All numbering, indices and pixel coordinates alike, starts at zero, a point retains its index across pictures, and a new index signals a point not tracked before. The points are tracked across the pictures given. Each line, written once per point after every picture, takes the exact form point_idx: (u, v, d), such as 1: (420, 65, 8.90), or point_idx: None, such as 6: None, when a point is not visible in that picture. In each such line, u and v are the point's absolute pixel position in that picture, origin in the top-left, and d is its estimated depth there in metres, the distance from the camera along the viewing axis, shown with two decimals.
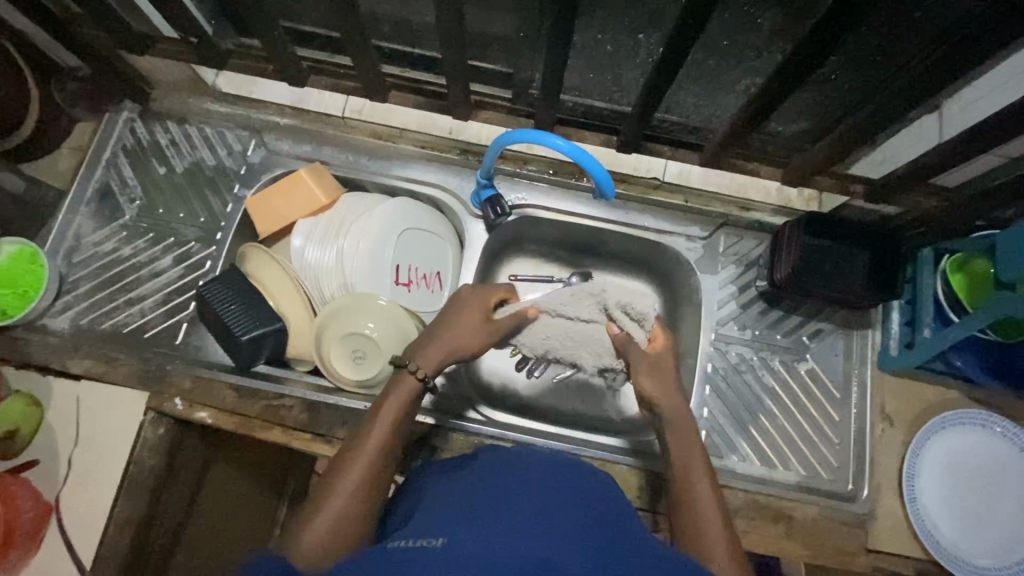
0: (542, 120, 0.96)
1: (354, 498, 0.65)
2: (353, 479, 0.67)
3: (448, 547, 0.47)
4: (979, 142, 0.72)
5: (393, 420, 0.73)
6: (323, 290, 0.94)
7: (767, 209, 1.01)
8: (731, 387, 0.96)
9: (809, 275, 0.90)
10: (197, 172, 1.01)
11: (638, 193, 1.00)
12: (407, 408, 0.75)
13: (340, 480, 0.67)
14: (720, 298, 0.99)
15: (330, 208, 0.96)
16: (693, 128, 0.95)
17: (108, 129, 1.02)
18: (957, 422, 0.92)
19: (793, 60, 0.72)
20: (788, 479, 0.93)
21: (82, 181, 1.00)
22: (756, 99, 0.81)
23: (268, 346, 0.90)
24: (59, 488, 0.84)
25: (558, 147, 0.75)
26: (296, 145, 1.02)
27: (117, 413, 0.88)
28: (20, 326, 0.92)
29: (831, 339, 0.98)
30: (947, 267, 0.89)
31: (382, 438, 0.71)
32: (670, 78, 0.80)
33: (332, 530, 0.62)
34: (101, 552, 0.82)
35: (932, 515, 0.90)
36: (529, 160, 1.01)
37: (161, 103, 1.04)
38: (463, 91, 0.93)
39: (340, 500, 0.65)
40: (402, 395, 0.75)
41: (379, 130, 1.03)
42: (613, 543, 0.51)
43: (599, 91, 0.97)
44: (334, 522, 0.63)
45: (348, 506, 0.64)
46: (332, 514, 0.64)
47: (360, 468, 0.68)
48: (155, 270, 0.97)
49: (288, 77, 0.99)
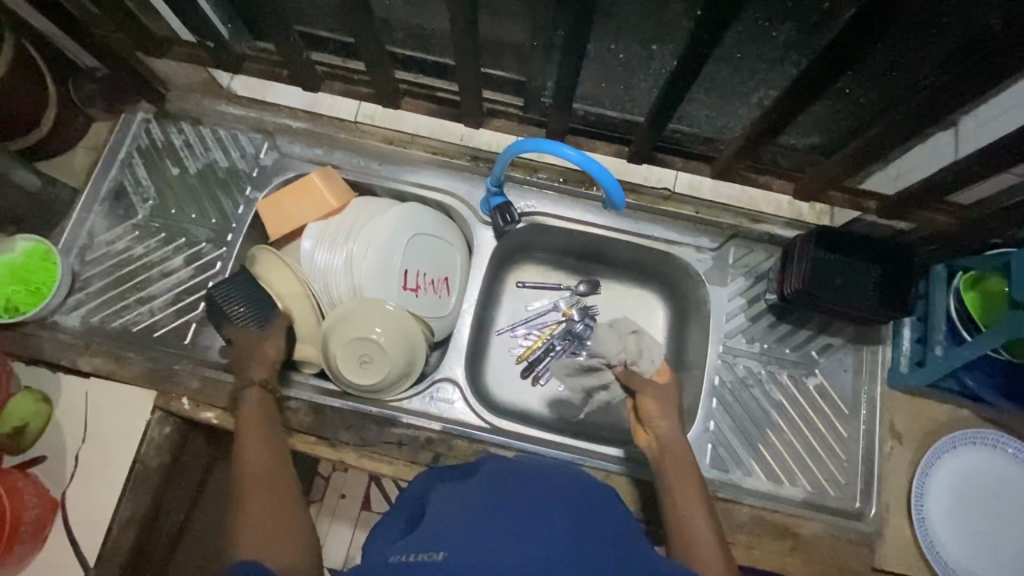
0: (553, 129, 0.96)
1: (269, 503, 0.72)
2: (256, 489, 0.73)
3: (449, 561, 0.48)
4: (995, 160, 0.72)
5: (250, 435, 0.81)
6: (330, 292, 0.94)
7: (779, 222, 1.00)
8: (738, 400, 0.95)
9: (819, 289, 0.89)
10: (210, 173, 1.02)
11: (647, 203, 1.00)
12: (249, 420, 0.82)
13: (250, 493, 0.73)
14: (728, 310, 0.98)
15: (341, 212, 0.96)
16: (704, 139, 0.98)
17: (124, 129, 1.03)
18: (968, 441, 0.91)
19: (808, 74, 0.72)
20: (794, 495, 0.92)
21: (97, 180, 1.01)
22: (770, 112, 0.80)
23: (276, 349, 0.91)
24: (65, 485, 0.85)
25: (568, 157, 0.75)
26: (308, 149, 1.03)
27: (125, 411, 0.89)
28: (33, 322, 0.93)
29: (841, 354, 0.97)
30: (960, 284, 0.88)
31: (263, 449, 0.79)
32: (683, 92, 0.80)
33: (261, 535, 0.68)
34: (106, 549, 0.83)
35: (942, 535, 0.89)
36: (540, 168, 1.01)
37: (177, 104, 1.05)
38: (475, 99, 0.93)
39: (257, 508, 0.71)
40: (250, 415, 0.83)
41: (390, 135, 1.04)
42: (614, 559, 0.50)
43: (611, 100, 0.97)
44: (259, 528, 0.69)
45: (265, 509, 0.71)
46: (258, 524, 0.69)
47: (258, 480, 0.75)
48: (166, 270, 0.98)
49: (302, 81, 1.00)
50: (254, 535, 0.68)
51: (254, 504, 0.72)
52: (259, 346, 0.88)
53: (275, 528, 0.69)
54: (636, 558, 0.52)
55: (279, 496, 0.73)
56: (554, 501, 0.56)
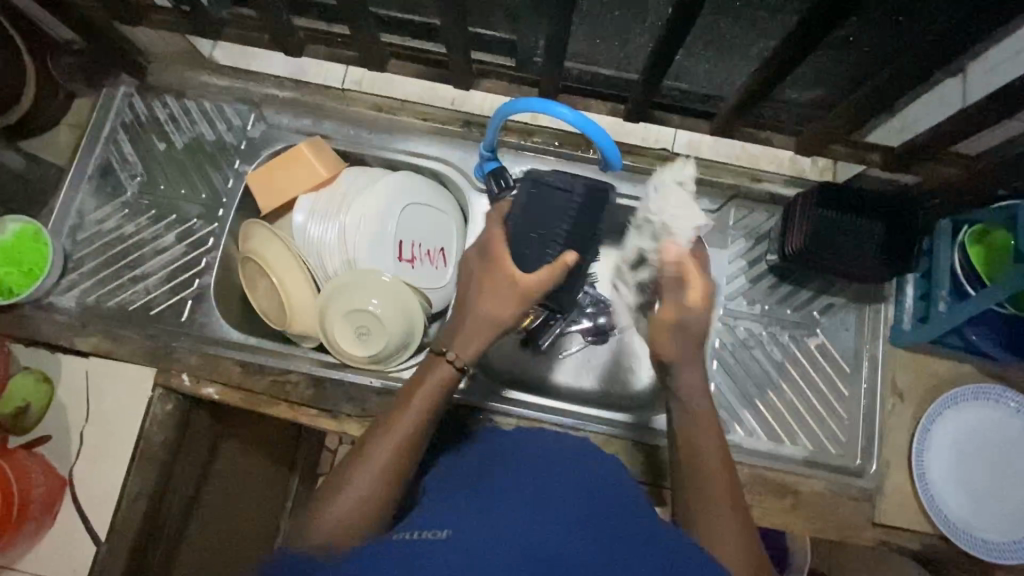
0: (547, 89, 0.93)
1: (374, 489, 0.60)
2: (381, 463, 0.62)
3: (452, 538, 0.46)
4: (1006, 105, 0.69)
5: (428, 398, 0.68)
6: (326, 266, 0.95)
7: (778, 179, 0.98)
8: (739, 362, 0.95)
9: (820, 246, 0.88)
10: (197, 147, 1.00)
11: (646, 164, 0.98)
12: (431, 402, 0.67)
13: (367, 468, 0.62)
14: (729, 272, 0.97)
15: (331, 183, 0.95)
16: (704, 95, 0.92)
17: (107, 105, 1.01)
18: (970, 397, 0.91)
19: (811, 20, 0.68)
20: (794, 454, 0.92)
21: (82, 159, 0.99)
22: (771, 62, 0.77)
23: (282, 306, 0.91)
24: (72, 463, 0.86)
25: (562, 116, 0.72)
26: (296, 119, 1.00)
27: (125, 389, 0.89)
28: (28, 303, 0.93)
29: (842, 314, 0.96)
30: (967, 237, 0.86)
31: (406, 433, 0.65)
32: (679, 45, 0.77)
33: (348, 512, 0.58)
34: (115, 524, 0.84)
35: (942, 490, 0.89)
36: (534, 131, 0.98)
37: (159, 76, 1.02)
38: (465, 60, 0.90)
39: (360, 487, 0.60)
40: (426, 388, 0.68)
41: (379, 102, 1.01)
42: (609, 516, 0.50)
43: (606, 57, 0.94)
44: (360, 499, 0.59)
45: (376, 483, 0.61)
46: (344, 506, 0.58)
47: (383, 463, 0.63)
48: (158, 247, 0.96)
49: (286, 47, 0.97)
50: (338, 512, 0.58)
51: (359, 479, 0.61)
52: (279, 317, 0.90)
53: (357, 509, 0.59)
54: (631, 510, 0.52)
55: (384, 491, 0.61)
56: (548, 472, 0.55)
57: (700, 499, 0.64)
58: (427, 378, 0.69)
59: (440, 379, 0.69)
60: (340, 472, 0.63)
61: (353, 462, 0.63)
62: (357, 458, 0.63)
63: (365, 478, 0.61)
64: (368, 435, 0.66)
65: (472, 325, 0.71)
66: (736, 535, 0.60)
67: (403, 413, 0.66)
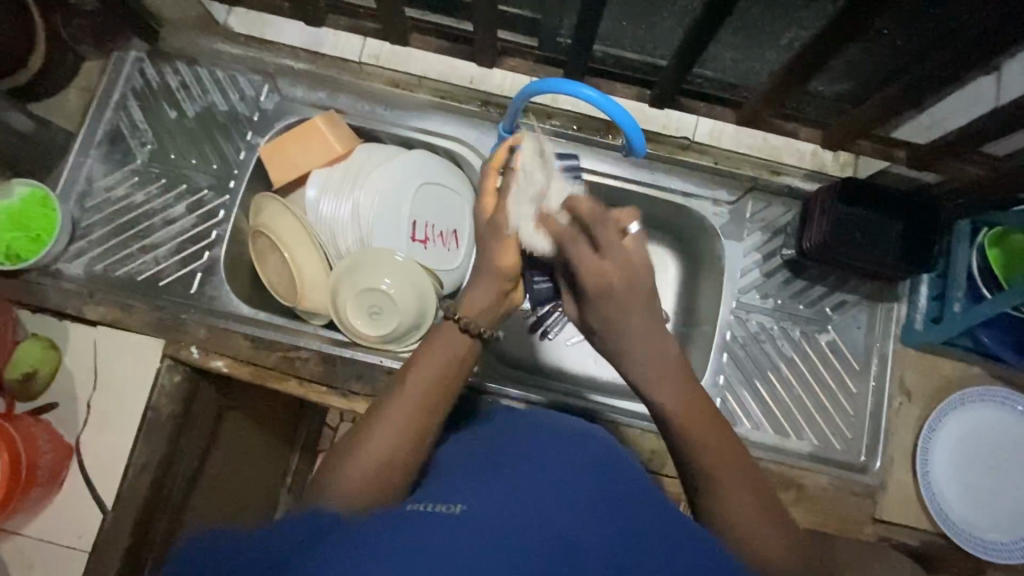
0: (572, 69, 0.92)
1: (395, 450, 0.56)
2: (395, 421, 0.58)
3: (467, 515, 0.45)
4: None
5: (445, 357, 0.62)
6: (338, 244, 0.95)
7: (799, 174, 0.96)
8: (749, 355, 0.95)
9: (836, 242, 0.87)
10: (209, 117, 0.98)
11: (665, 152, 0.96)
12: (449, 363, 0.62)
13: (382, 426, 0.57)
14: (743, 266, 0.96)
15: (346, 159, 0.94)
16: (728, 85, 0.93)
17: (117, 68, 0.99)
18: (975, 399, 0.92)
19: (852, 9, 0.67)
20: (798, 448, 0.92)
21: (91, 123, 0.97)
22: (805, 52, 0.76)
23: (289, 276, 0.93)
24: (79, 431, 0.85)
25: (586, 97, 0.71)
26: (311, 91, 0.98)
27: (133, 358, 0.88)
28: (35, 269, 0.91)
29: (854, 311, 0.96)
30: (984, 240, 0.86)
31: (418, 398, 0.60)
32: (713, 32, 0.76)
33: (369, 473, 0.53)
34: (122, 492, 0.83)
35: (944, 490, 0.90)
36: (553, 114, 0.97)
37: (171, 42, 1.00)
38: (490, 36, 0.89)
39: (372, 452, 0.55)
40: (441, 344, 0.63)
41: (396, 77, 0.99)
42: (627, 508, 0.48)
43: (631, 41, 0.93)
44: (376, 457, 0.55)
45: (391, 441, 0.56)
46: (359, 467, 0.54)
47: (396, 421, 0.58)
48: (168, 217, 0.95)
49: (305, 16, 0.95)
50: (357, 472, 0.53)
51: (381, 438, 0.56)
52: (280, 274, 0.94)
53: (380, 469, 0.54)
54: (650, 499, 0.50)
55: (407, 454, 0.56)
56: (559, 455, 0.54)
57: (737, 486, 0.57)
58: (443, 334, 0.64)
59: (451, 340, 0.63)
60: (355, 430, 0.58)
61: (371, 419, 0.58)
62: (374, 417, 0.59)
63: (388, 437, 0.56)
64: (383, 395, 0.61)
65: (483, 287, 0.66)
66: (777, 531, 0.55)
67: (420, 371, 0.61)
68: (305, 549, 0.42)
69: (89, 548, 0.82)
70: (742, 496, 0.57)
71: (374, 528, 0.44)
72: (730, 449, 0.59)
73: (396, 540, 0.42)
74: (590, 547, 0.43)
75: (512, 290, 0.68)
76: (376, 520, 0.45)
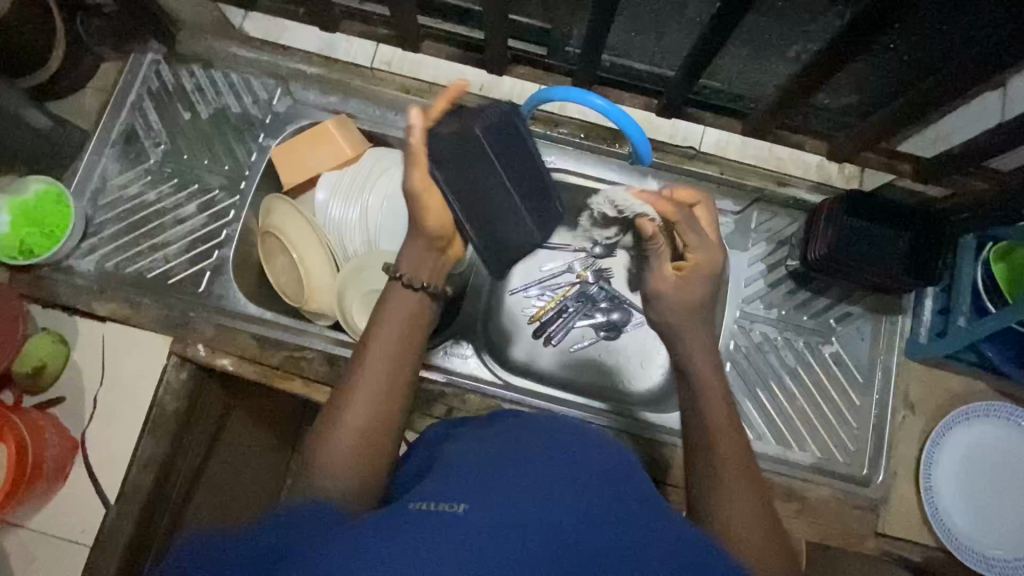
0: (581, 78, 0.93)
1: (372, 418, 0.59)
2: (366, 393, 0.60)
3: (470, 513, 0.45)
4: None
5: (404, 321, 0.66)
6: (346, 245, 0.97)
7: (804, 186, 0.97)
8: (752, 365, 0.95)
9: (843, 253, 0.87)
10: (223, 119, 0.99)
11: (671, 161, 0.97)
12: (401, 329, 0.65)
13: (355, 401, 0.60)
14: (748, 276, 0.97)
15: (356, 161, 0.95)
16: (735, 95, 0.93)
17: (133, 69, 1.00)
18: (980, 413, 0.91)
19: (858, 25, 0.69)
20: (801, 459, 0.92)
21: (107, 123, 0.98)
22: (811, 67, 0.77)
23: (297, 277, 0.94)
24: (86, 425, 0.86)
25: (595, 106, 0.71)
26: (322, 96, 1.00)
27: (141, 355, 0.89)
28: (48, 265, 0.93)
29: (859, 323, 0.96)
30: (990, 255, 0.87)
31: (384, 366, 0.62)
32: (721, 45, 0.77)
33: (348, 449, 0.56)
34: (125, 489, 0.84)
35: (948, 505, 0.89)
36: (561, 122, 0.98)
37: (187, 45, 1.02)
38: (501, 44, 0.90)
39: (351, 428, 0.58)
40: (399, 308, 0.66)
41: (407, 84, 1.00)
42: (627, 508, 0.48)
43: (640, 52, 0.95)
44: (352, 430, 0.58)
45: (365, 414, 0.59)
46: (340, 445, 0.56)
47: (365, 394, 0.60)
48: (179, 216, 0.96)
49: (320, 23, 0.97)
50: (335, 450, 0.56)
51: (352, 413, 0.59)
52: (288, 276, 0.95)
53: (361, 443, 0.57)
54: (648, 500, 0.51)
55: (384, 423, 0.59)
56: (560, 453, 0.54)
57: (736, 489, 0.57)
58: (392, 306, 0.66)
59: (406, 308, 0.66)
60: (330, 407, 0.60)
61: (340, 398, 0.60)
62: (338, 397, 0.61)
63: (356, 411, 0.59)
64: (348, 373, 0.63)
65: (415, 248, 0.69)
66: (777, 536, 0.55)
67: (378, 341, 0.64)
68: (309, 548, 0.43)
69: (91, 543, 0.82)
70: (742, 500, 0.57)
71: (378, 525, 0.44)
72: (729, 455, 0.60)
73: (397, 537, 0.42)
74: (593, 547, 0.44)
75: (445, 248, 0.71)
76: (377, 518, 0.45)
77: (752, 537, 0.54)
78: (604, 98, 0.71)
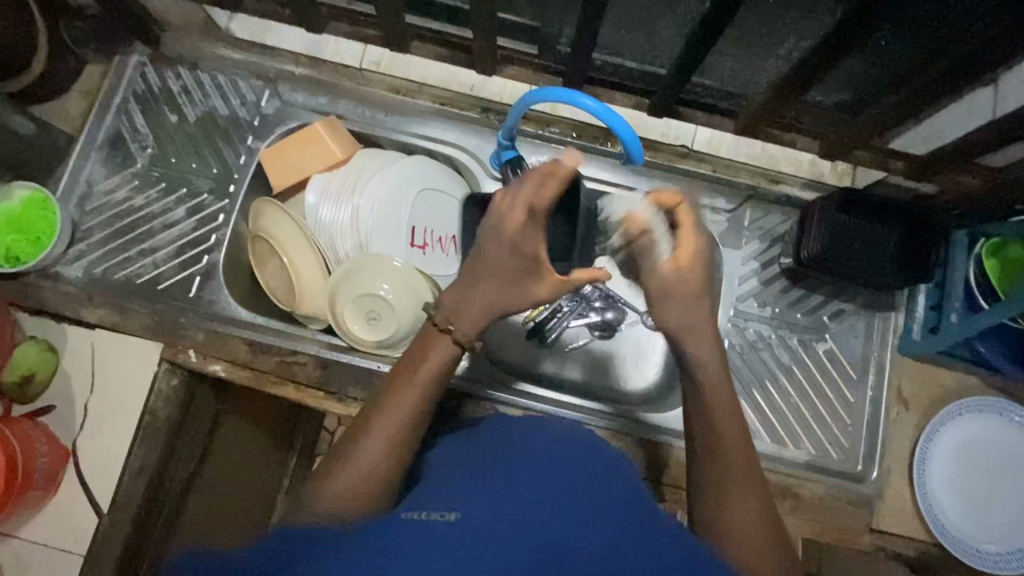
0: (572, 77, 0.92)
1: (382, 458, 0.57)
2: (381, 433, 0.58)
3: (463, 522, 0.45)
4: None
5: (430, 371, 0.62)
6: (336, 248, 0.95)
7: (797, 183, 0.96)
8: (746, 363, 0.95)
9: (836, 251, 0.87)
10: (210, 121, 0.98)
11: (664, 160, 0.96)
12: (433, 381, 0.62)
13: (370, 441, 0.58)
14: (741, 274, 0.97)
15: (345, 165, 0.94)
16: (726, 94, 0.94)
17: (119, 72, 0.99)
18: (972, 409, 0.92)
19: (847, 22, 0.68)
20: (796, 457, 0.92)
21: (92, 127, 0.97)
22: (803, 64, 0.77)
23: (286, 280, 0.93)
24: (76, 433, 0.85)
25: (585, 107, 0.71)
26: (311, 97, 0.99)
27: (130, 362, 0.88)
28: (35, 272, 0.92)
29: (852, 321, 0.96)
30: (982, 251, 0.86)
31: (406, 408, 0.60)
32: (712, 43, 0.77)
33: (351, 486, 0.55)
34: (117, 497, 0.83)
35: (940, 500, 0.90)
36: (553, 122, 0.97)
37: (173, 46, 1.00)
38: (490, 44, 0.90)
39: (360, 464, 0.56)
40: (437, 356, 0.63)
41: (397, 84, 0.99)
42: (622, 513, 0.48)
43: (631, 50, 0.94)
44: (361, 468, 0.56)
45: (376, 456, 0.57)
46: (347, 480, 0.55)
47: (382, 434, 0.58)
48: (168, 221, 0.95)
49: (307, 23, 0.96)
50: (342, 483, 0.55)
51: (365, 449, 0.57)
52: (276, 280, 0.94)
53: (365, 482, 0.55)
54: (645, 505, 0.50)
55: (391, 465, 0.57)
56: (552, 460, 0.54)
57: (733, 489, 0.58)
58: (427, 354, 0.63)
59: (441, 358, 0.63)
60: (348, 436, 0.60)
61: (361, 428, 0.60)
62: (356, 433, 0.59)
63: (371, 450, 0.57)
64: (372, 403, 0.62)
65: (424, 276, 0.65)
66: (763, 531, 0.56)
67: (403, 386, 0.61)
68: (311, 552, 0.43)
69: (84, 552, 0.81)
70: (735, 500, 0.58)
71: (371, 537, 0.44)
72: (722, 454, 0.61)
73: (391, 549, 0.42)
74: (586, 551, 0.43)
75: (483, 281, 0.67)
76: (369, 533, 0.45)
77: (743, 538, 0.55)
78: (593, 98, 0.71)
